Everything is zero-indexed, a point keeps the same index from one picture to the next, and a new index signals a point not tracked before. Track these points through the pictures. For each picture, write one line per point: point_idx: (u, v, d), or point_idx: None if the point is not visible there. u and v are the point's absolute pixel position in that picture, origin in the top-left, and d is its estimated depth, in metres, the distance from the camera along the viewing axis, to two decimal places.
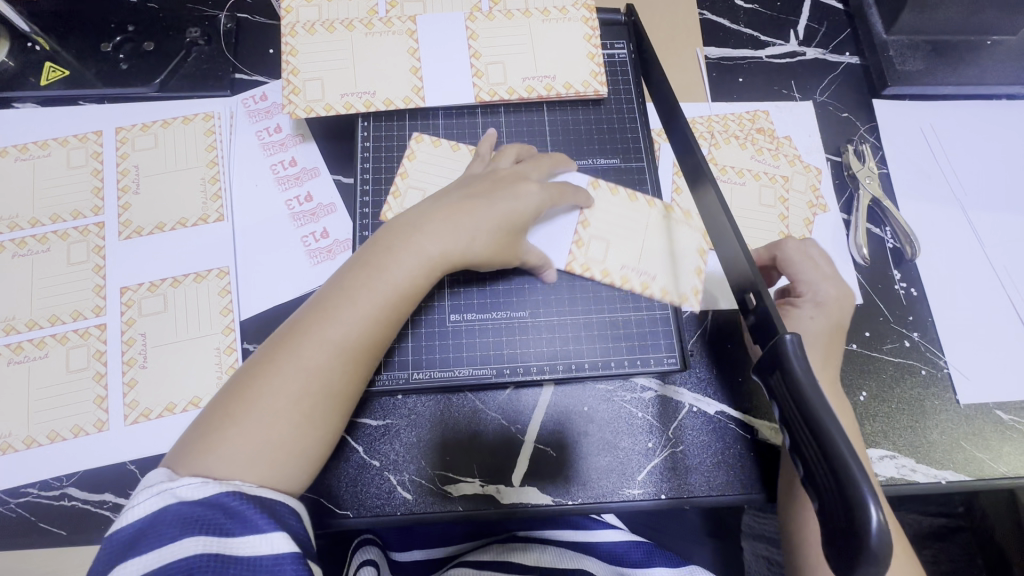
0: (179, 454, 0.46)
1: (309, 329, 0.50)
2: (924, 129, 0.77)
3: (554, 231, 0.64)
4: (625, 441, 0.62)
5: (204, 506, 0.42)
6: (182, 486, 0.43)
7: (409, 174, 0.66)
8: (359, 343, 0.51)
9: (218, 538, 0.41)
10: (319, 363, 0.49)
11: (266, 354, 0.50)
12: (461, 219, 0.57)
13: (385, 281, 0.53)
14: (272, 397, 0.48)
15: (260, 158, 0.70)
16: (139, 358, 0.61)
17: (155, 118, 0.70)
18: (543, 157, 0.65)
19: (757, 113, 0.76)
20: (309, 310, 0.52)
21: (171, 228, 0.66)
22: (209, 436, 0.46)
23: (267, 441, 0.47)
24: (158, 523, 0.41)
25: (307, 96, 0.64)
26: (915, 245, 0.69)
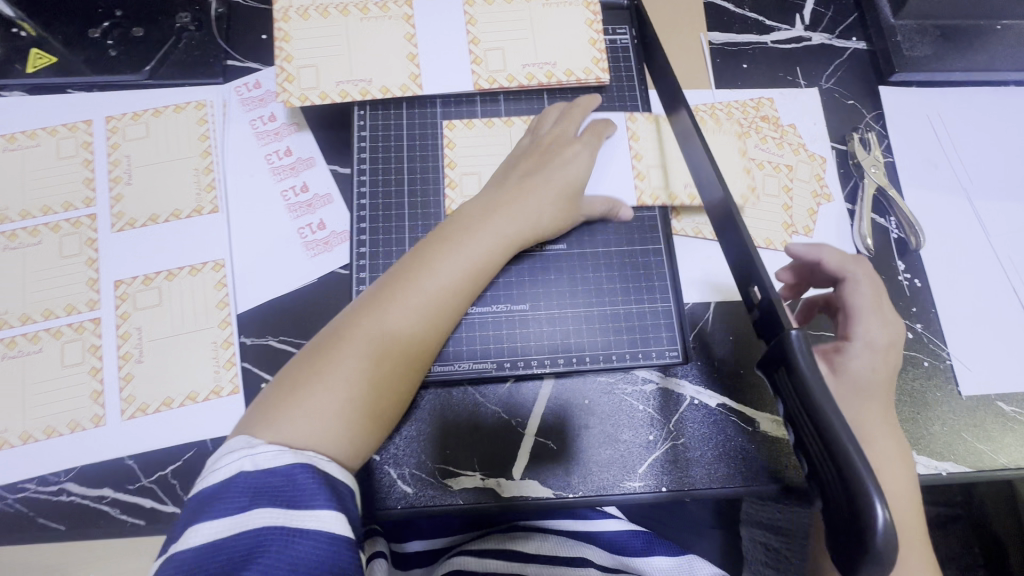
0: (260, 411, 0.50)
1: (375, 310, 0.53)
2: (931, 116, 0.76)
3: (607, 172, 0.65)
4: (626, 433, 0.61)
5: (275, 477, 0.45)
6: (260, 454, 0.46)
7: (456, 160, 0.65)
8: (434, 318, 0.55)
9: (284, 512, 0.43)
10: (397, 334, 0.53)
11: (334, 332, 0.53)
12: (524, 200, 0.59)
13: (459, 259, 0.56)
14: (339, 373, 0.50)
15: (254, 148, 0.69)
16: (135, 353, 0.60)
17: (146, 106, 0.69)
18: (575, 108, 0.64)
19: (761, 100, 0.74)
20: (387, 282, 0.55)
21: (164, 220, 0.65)
22: (293, 393, 0.49)
23: (346, 404, 0.50)
24: (233, 489, 0.44)
25: (301, 84, 0.63)
26: (920, 236, 0.69)
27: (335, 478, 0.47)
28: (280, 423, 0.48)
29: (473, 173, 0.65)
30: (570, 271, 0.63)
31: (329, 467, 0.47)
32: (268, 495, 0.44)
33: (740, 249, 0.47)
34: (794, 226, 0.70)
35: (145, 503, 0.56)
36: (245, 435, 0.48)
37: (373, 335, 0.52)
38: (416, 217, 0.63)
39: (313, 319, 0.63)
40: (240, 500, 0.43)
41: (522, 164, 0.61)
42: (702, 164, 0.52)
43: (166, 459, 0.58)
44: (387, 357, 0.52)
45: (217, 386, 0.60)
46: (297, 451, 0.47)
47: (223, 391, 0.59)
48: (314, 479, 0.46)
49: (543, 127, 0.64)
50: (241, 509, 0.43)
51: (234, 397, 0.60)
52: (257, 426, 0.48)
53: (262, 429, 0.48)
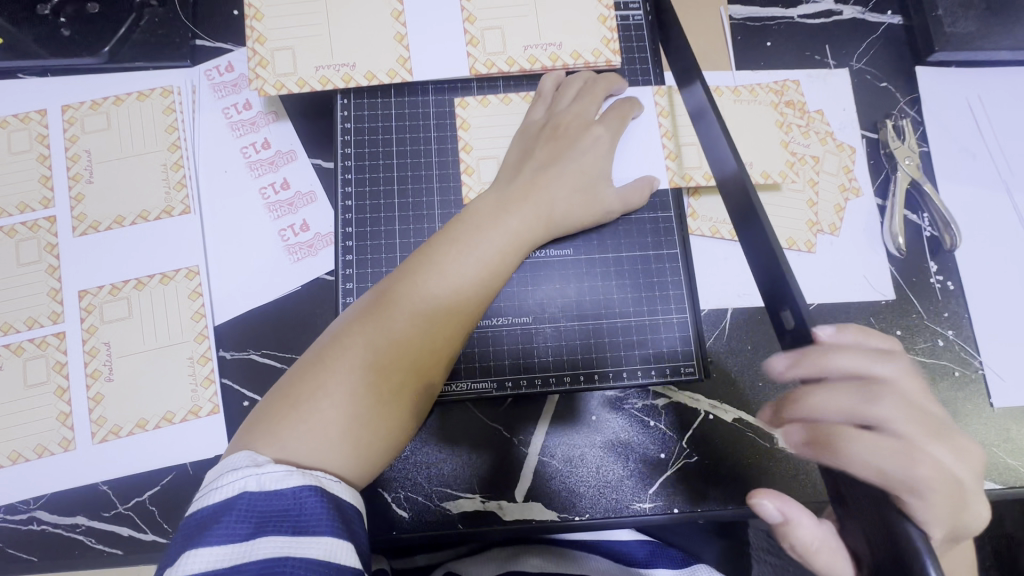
0: (260, 425, 0.43)
1: (379, 315, 0.47)
2: (970, 100, 0.69)
3: (632, 154, 0.59)
4: (635, 452, 0.57)
5: (282, 500, 0.38)
6: (269, 473, 0.39)
7: (473, 143, 0.59)
8: (448, 321, 0.49)
9: (293, 540, 0.37)
10: (408, 337, 0.47)
11: (331, 343, 0.46)
12: (537, 196, 0.54)
13: (473, 255, 0.51)
14: (339, 391, 0.44)
15: (228, 140, 0.62)
16: (105, 371, 0.55)
17: (106, 94, 0.62)
18: (598, 83, 0.59)
19: (786, 83, 0.67)
20: (394, 283, 0.49)
21: (131, 222, 0.59)
22: (295, 404, 0.43)
23: (355, 415, 0.44)
24: (233, 514, 0.37)
25: (276, 70, 0.56)
26: (955, 235, 0.62)
27: (345, 499, 0.41)
28: (282, 440, 0.42)
29: (491, 158, 0.59)
30: (576, 279, 0.58)
31: (338, 487, 0.41)
32: (275, 522, 0.37)
33: (765, 247, 0.43)
34: (819, 225, 0.64)
35: (121, 532, 0.53)
36: (247, 451, 0.42)
37: (381, 339, 0.46)
38: (407, 220, 0.58)
39: (298, 331, 0.58)
40: (242, 528, 0.37)
41: (540, 151, 0.56)
42: (720, 146, 0.47)
43: (142, 484, 0.54)
44: (398, 363, 0.46)
45: (195, 406, 0.55)
46: (305, 471, 0.40)
47: (201, 412, 0.55)
48: (325, 501, 0.39)
49: (559, 103, 0.58)
50: (243, 540, 0.36)
51: (214, 417, 0.55)
52: (258, 442, 0.42)
53: (265, 446, 0.42)
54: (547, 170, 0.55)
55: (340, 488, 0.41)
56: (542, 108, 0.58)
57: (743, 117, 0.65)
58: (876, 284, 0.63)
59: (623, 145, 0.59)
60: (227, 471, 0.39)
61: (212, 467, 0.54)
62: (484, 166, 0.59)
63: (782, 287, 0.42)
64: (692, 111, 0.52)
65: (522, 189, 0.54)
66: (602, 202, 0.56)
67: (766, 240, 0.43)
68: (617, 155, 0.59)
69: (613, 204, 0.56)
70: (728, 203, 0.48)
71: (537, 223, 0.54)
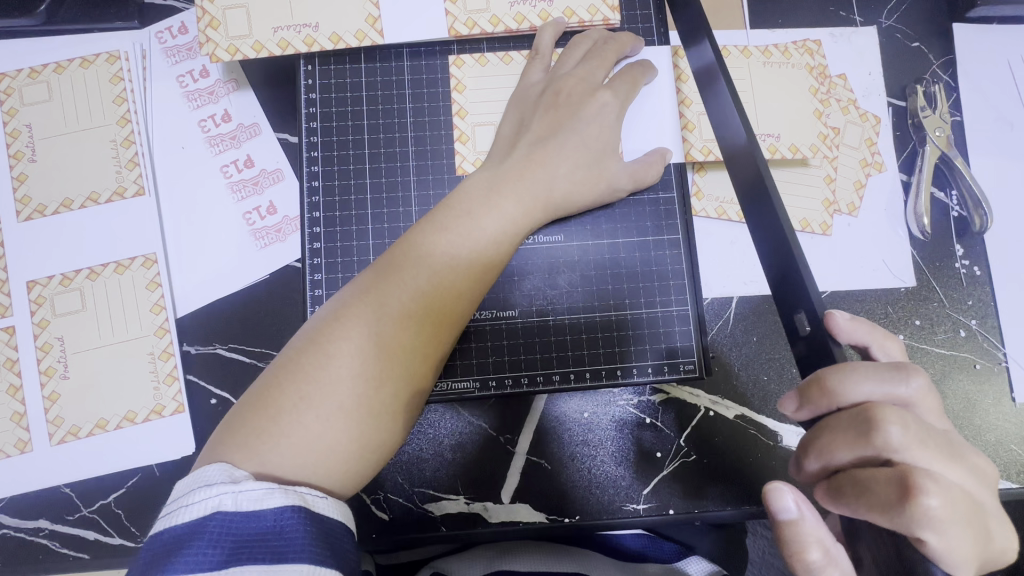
0: (230, 433, 0.39)
1: (358, 313, 0.41)
2: (1011, 62, 0.62)
3: (642, 126, 0.53)
4: (628, 451, 0.54)
5: (261, 523, 0.34)
6: (246, 493, 0.35)
7: (468, 107, 0.53)
8: (437, 320, 0.43)
9: (270, 569, 0.33)
10: (394, 339, 0.41)
11: (306, 344, 0.41)
12: (533, 176, 0.48)
13: (462, 245, 0.45)
14: (316, 401, 0.39)
15: (184, 112, 0.56)
16: (60, 368, 0.51)
17: (46, 60, 0.56)
18: (608, 45, 0.52)
19: (807, 43, 0.60)
20: (378, 274, 0.43)
21: (80, 206, 0.54)
22: (270, 413, 0.39)
23: (336, 429, 0.39)
24: (204, 537, 0.33)
25: (229, 32, 0.49)
26: (987, 215, 0.57)
27: (330, 517, 0.37)
28: (259, 455, 0.38)
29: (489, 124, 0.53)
30: (570, 267, 0.53)
31: (324, 505, 0.37)
32: (251, 548, 0.33)
33: (774, 239, 0.38)
34: (836, 205, 0.59)
35: (87, 536, 0.50)
36: (222, 462, 0.37)
37: (364, 342, 0.41)
38: (380, 203, 0.52)
39: (267, 323, 0.53)
40: (215, 553, 0.33)
41: (537, 122, 0.50)
42: (727, 113, 0.41)
43: (106, 486, 0.51)
44: (384, 370, 0.40)
45: (159, 405, 0.52)
46: (287, 488, 0.36)
47: (165, 411, 0.52)
48: (308, 524, 0.35)
49: (563, 65, 0.51)
50: (214, 568, 0.32)
51: (179, 417, 0.52)
52: (229, 453, 0.38)
53: (241, 459, 0.37)
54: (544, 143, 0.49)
55: (327, 506, 0.37)
56: (540, 69, 0.51)
57: (772, 82, 0.58)
58: (896, 271, 0.58)
59: (632, 111, 0.53)
60: (200, 487, 0.35)
61: (180, 469, 0.51)
62: (482, 133, 0.53)
63: (794, 281, 0.37)
64: (698, 73, 0.45)
65: (509, 168, 0.48)
66: (599, 178, 0.50)
67: (779, 231, 0.37)
68: (626, 124, 0.53)
69: (611, 182, 0.51)
70: (734, 181, 0.42)
71: (537, 207, 0.48)
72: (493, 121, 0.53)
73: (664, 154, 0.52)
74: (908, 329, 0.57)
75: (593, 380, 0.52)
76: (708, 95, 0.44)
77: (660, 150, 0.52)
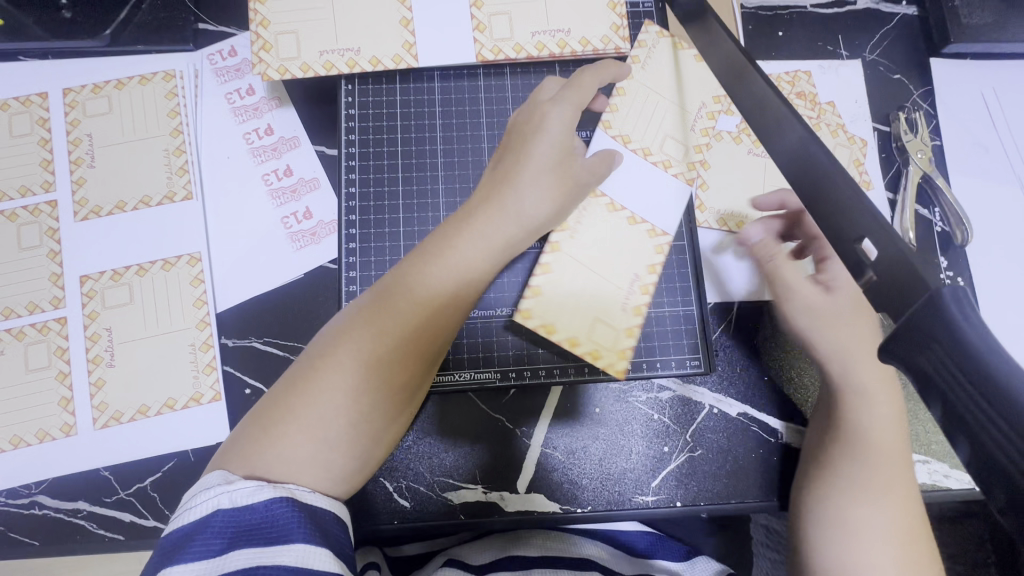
0: (270, 410, 0.42)
1: (342, 339, 0.43)
2: (984, 93, 0.68)
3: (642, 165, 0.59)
4: (638, 443, 0.57)
5: (256, 514, 0.37)
6: (238, 490, 0.37)
7: (549, 321, 0.55)
8: (422, 338, 0.44)
9: (269, 549, 0.35)
10: (383, 352, 0.43)
11: (304, 366, 0.43)
12: (505, 201, 0.49)
13: (439, 268, 0.46)
14: (317, 406, 0.41)
15: (231, 126, 0.61)
16: (106, 356, 0.55)
17: (108, 78, 0.61)
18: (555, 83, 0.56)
19: (798, 74, 0.67)
20: (366, 301, 0.45)
21: (133, 208, 0.58)
22: (273, 419, 0.41)
23: (331, 435, 0.41)
24: (207, 530, 0.36)
25: (280, 54, 0.55)
26: (967, 231, 0.62)
27: (321, 507, 0.40)
28: (290, 434, 0.40)
29: (576, 317, 0.55)
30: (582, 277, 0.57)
31: (313, 497, 0.40)
32: (250, 534, 0.36)
33: (843, 225, 0.35)
34: None
35: (122, 517, 0.52)
36: (221, 469, 0.40)
37: (354, 359, 0.42)
38: (411, 208, 0.57)
39: (300, 318, 0.57)
40: (217, 542, 0.35)
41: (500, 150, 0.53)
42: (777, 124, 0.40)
43: (143, 470, 0.54)
44: (373, 385, 0.42)
45: (197, 393, 0.55)
46: (277, 484, 0.39)
47: (203, 399, 0.55)
48: (300, 511, 0.38)
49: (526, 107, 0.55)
50: (217, 554, 0.35)
51: (215, 404, 0.55)
52: (269, 427, 0.41)
53: (280, 431, 0.40)
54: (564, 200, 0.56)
55: (316, 497, 0.40)
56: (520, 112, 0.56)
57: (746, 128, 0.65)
58: None
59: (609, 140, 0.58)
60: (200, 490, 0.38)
61: (213, 455, 0.54)
62: (572, 315, 0.55)
63: (862, 258, 0.33)
64: (722, 73, 0.48)
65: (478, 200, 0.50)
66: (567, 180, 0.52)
67: (861, 222, 0.33)
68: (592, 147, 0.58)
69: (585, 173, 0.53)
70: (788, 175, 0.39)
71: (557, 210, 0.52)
72: (557, 273, 0.56)
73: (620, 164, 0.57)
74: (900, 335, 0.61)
75: (577, 374, 0.57)
76: (737, 88, 0.45)
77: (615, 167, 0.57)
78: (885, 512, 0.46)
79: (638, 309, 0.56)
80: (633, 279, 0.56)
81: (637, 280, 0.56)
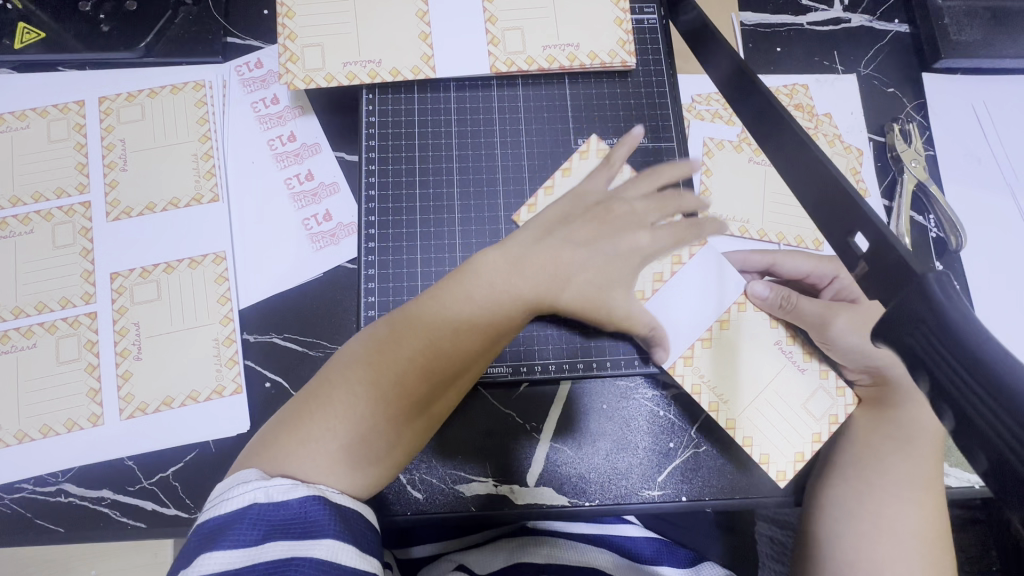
0: (302, 404, 0.45)
1: (367, 357, 0.46)
2: (975, 106, 0.71)
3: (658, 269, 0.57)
4: (644, 439, 0.59)
5: (289, 510, 0.39)
6: (273, 486, 0.40)
7: (769, 451, 0.54)
8: (445, 367, 0.46)
9: (301, 543, 0.38)
10: (403, 374, 0.45)
11: (332, 371, 0.46)
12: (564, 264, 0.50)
13: (488, 312, 0.47)
14: (342, 406, 0.44)
15: (256, 133, 0.65)
16: (134, 350, 0.57)
17: (142, 87, 0.65)
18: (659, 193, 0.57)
19: (796, 87, 0.70)
20: (397, 326, 0.47)
21: (162, 209, 0.61)
22: (304, 415, 0.44)
23: (353, 438, 0.44)
24: (242, 521, 0.38)
25: (306, 65, 0.58)
26: (961, 236, 0.64)
27: (346, 507, 0.42)
28: (320, 425, 0.44)
29: (796, 407, 0.54)
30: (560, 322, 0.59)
31: (341, 497, 0.42)
32: (284, 528, 0.38)
33: (838, 217, 0.37)
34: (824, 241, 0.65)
35: (145, 505, 0.54)
36: (256, 467, 0.42)
37: (375, 372, 0.45)
38: (428, 210, 0.60)
39: (319, 315, 0.60)
40: (253, 533, 0.37)
41: (580, 226, 0.52)
42: (787, 144, 0.41)
43: (167, 460, 0.55)
44: (390, 400, 0.44)
45: (219, 385, 0.57)
46: (310, 484, 0.42)
47: (225, 391, 0.57)
48: (330, 511, 0.41)
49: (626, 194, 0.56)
50: (253, 544, 0.37)
51: (236, 397, 0.57)
52: (299, 420, 0.44)
53: (308, 422, 0.44)
54: (681, 366, 0.55)
55: (342, 498, 0.42)
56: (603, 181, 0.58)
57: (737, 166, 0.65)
58: None
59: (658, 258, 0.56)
60: (237, 484, 0.40)
61: (234, 445, 0.56)
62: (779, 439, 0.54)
63: (857, 250, 0.35)
64: (723, 83, 0.50)
65: (539, 251, 0.50)
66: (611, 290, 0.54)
67: (858, 220, 0.36)
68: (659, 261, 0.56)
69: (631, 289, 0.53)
70: (789, 181, 0.42)
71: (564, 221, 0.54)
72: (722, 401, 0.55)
73: (660, 345, 0.56)
74: None
75: (585, 369, 0.59)
76: (741, 98, 0.48)
77: (653, 339, 0.56)
78: (914, 506, 0.49)
79: (806, 352, 0.55)
80: (780, 347, 0.56)
81: (780, 344, 0.56)
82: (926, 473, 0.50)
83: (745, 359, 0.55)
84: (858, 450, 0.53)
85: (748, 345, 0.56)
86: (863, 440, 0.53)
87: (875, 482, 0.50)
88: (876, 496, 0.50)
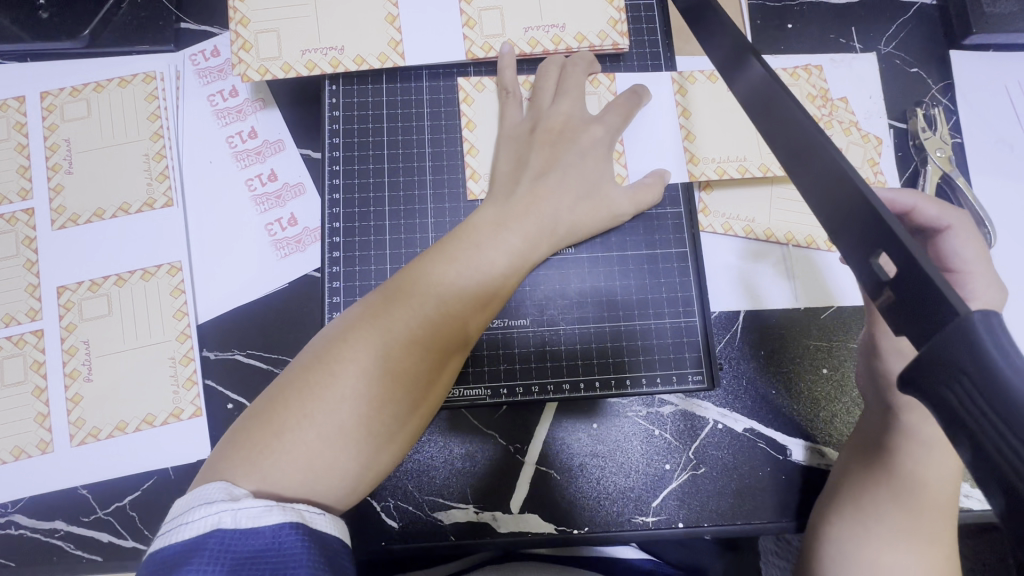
0: (252, 427, 0.38)
1: (348, 344, 0.40)
2: (1008, 86, 0.64)
3: (644, 152, 0.55)
4: (637, 462, 0.54)
5: (261, 542, 0.31)
6: (244, 510, 0.32)
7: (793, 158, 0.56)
8: (446, 339, 0.43)
9: None
10: (402, 358, 0.40)
11: (306, 369, 0.39)
12: (539, 209, 0.49)
13: (469, 275, 0.45)
14: (325, 410, 0.37)
15: (212, 129, 0.59)
16: (84, 370, 0.53)
17: (87, 80, 0.59)
18: (579, 69, 0.54)
19: (810, 68, 0.62)
20: (385, 301, 0.43)
21: (112, 215, 0.56)
22: (269, 432, 0.37)
23: (340, 446, 0.37)
24: (203, 554, 0.30)
25: (260, 54, 0.52)
26: (990, 233, 0.57)
27: (330, 534, 0.34)
28: (286, 438, 0.37)
29: None
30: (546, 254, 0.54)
31: (323, 522, 0.34)
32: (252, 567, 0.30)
33: (861, 231, 0.31)
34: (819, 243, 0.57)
35: (100, 537, 0.50)
36: (225, 481, 0.35)
37: (367, 364, 0.39)
38: (398, 214, 0.54)
39: (282, 330, 0.55)
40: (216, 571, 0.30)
41: (536, 158, 0.52)
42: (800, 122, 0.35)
43: (122, 489, 0.52)
44: (388, 393, 0.39)
45: (177, 409, 0.53)
46: (286, 505, 0.33)
47: (183, 414, 0.53)
48: (309, 541, 0.33)
49: (545, 104, 0.53)
50: None
51: (195, 420, 0.53)
52: (258, 438, 0.37)
53: (269, 440, 0.37)
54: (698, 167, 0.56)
55: (324, 522, 0.34)
56: (516, 107, 0.54)
57: None
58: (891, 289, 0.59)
59: (626, 140, 0.55)
60: (200, 504, 0.32)
61: (194, 471, 0.52)
62: None
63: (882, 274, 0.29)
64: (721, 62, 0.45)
65: (518, 203, 0.49)
66: (602, 207, 0.52)
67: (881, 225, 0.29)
68: (627, 150, 0.55)
69: (626, 203, 0.53)
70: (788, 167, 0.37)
71: (539, 240, 0.49)
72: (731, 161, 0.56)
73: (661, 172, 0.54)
74: (813, 334, 0.57)
75: (573, 391, 0.54)
76: (735, 76, 0.43)
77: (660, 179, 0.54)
78: (915, 558, 0.42)
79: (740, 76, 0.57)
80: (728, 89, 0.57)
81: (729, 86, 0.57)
82: (938, 523, 0.43)
83: (722, 123, 0.56)
84: (855, 490, 0.46)
85: (716, 108, 0.57)
86: (864, 479, 0.46)
87: (874, 529, 0.44)
88: (872, 543, 0.43)
